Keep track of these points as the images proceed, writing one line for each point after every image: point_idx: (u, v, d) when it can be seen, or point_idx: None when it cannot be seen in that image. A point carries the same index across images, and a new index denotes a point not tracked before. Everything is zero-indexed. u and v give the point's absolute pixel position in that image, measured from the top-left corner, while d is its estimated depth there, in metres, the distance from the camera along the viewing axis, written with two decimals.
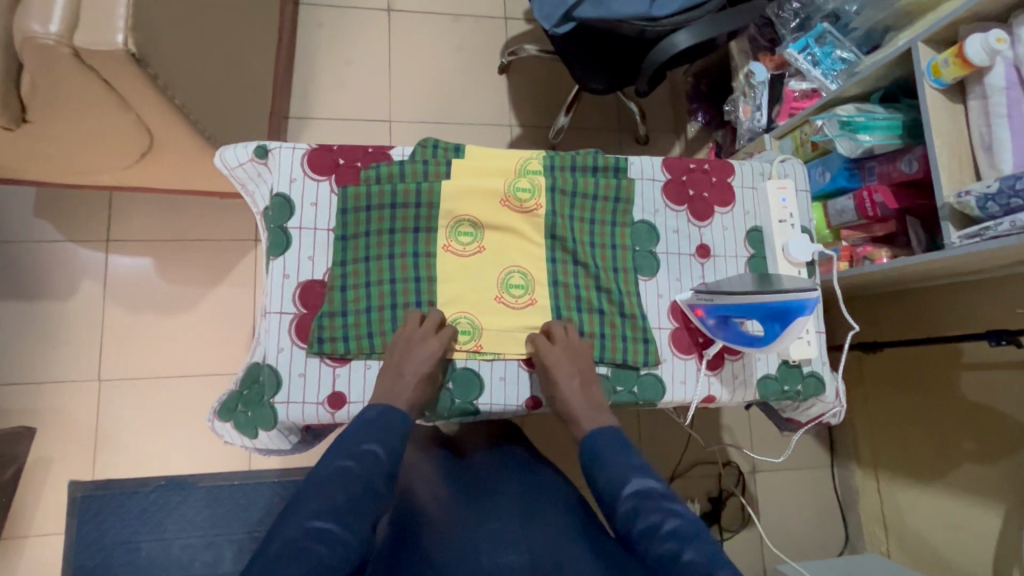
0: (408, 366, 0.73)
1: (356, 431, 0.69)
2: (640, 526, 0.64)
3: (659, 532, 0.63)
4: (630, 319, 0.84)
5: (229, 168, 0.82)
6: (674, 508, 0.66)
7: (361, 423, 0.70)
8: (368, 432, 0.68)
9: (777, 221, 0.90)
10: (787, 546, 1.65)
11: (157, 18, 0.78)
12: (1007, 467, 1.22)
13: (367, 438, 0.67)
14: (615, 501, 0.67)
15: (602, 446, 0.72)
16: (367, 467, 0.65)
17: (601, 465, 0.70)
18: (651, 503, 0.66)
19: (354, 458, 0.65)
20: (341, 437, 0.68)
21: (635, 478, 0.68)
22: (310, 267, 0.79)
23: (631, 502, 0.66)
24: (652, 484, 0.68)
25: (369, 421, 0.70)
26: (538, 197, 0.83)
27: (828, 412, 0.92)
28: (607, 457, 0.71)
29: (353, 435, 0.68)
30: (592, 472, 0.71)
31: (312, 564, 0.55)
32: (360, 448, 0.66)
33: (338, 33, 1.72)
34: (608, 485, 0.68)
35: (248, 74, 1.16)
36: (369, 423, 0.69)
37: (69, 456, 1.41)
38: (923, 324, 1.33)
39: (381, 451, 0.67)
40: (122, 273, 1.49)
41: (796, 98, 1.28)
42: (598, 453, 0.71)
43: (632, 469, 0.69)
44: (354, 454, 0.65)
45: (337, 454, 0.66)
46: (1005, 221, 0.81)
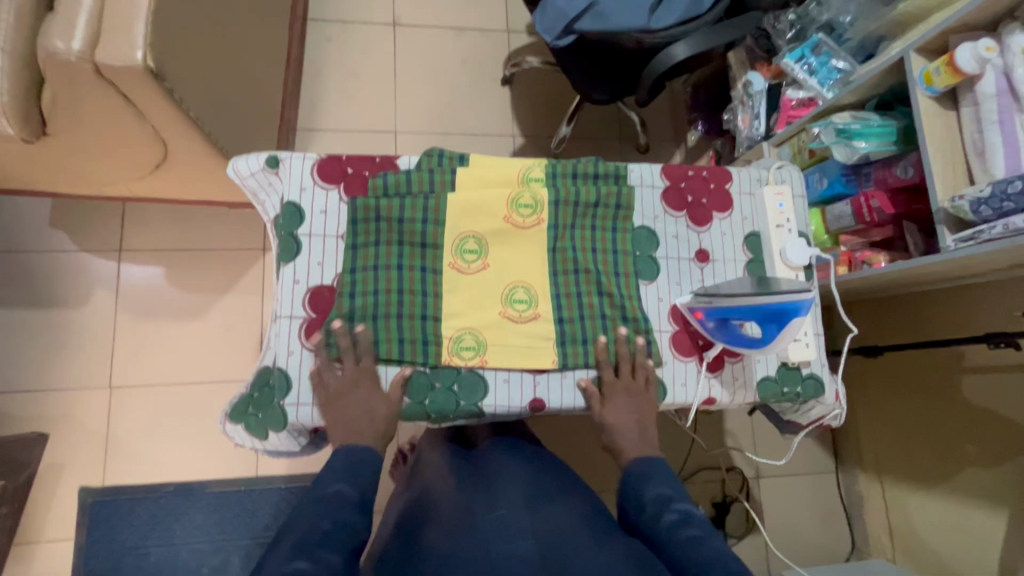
0: None
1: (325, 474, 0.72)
2: (684, 535, 0.71)
3: (700, 541, 0.70)
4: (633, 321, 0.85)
5: (242, 178, 0.85)
6: (711, 529, 0.73)
7: (339, 460, 0.73)
8: (333, 475, 0.71)
9: (775, 226, 0.91)
10: (791, 548, 1.65)
11: (174, 34, 0.81)
12: (1009, 469, 1.22)
13: (335, 479, 0.71)
14: (658, 512, 0.74)
15: (647, 469, 0.79)
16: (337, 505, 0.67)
17: (652, 481, 0.78)
18: (694, 520, 0.73)
19: (320, 502, 0.68)
20: (318, 481, 0.72)
21: (680, 498, 0.76)
22: (320, 273, 0.81)
23: (678, 514, 0.73)
24: (693, 508, 0.75)
25: (344, 458, 0.73)
26: (541, 212, 0.85)
27: (828, 414, 0.93)
28: (658, 475, 0.78)
29: (321, 481, 0.71)
30: (639, 486, 0.78)
31: None
32: (326, 490, 0.69)
33: (345, 47, 1.76)
34: (655, 498, 0.76)
35: (259, 88, 1.20)
36: (341, 461, 0.73)
37: (80, 462, 1.43)
38: (922, 329, 1.34)
39: (348, 488, 0.70)
40: (134, 281, 1.52)
41: (793, 107, 1.31)
42: (642, 473, 0.79)
43: (678, 491, 0.77)
44: (321, 496, 0.69)
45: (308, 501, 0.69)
46: (998, 225, 0.82)
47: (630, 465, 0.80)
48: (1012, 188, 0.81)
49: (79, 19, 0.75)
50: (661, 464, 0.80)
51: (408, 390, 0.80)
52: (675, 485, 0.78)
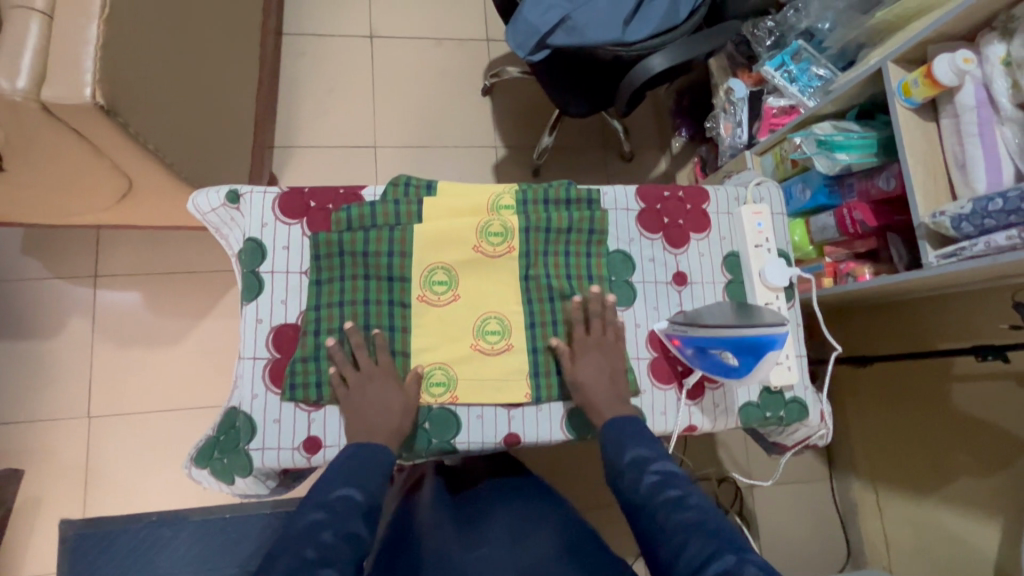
0: (385, 407, 0.74)
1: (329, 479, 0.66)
2: (664, 496, 0.66)
3: (681, 503, 0.65)
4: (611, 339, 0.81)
5: (202, 214, 0.82)
6: (694, 488, 0.68)
7: (341, 465, 0.68)
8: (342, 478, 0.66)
9: (753, 246, 0.89)
10: (785, 559, 1.63)
11: (126, 66, 0.79)
12: (1004, 479, 1.20)
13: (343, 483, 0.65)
14: (638, 475, 0.69)
15: (624, 432, 0.74)
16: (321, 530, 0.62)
17: (632, 442, 0.73)
18: (674, 480, 0.68)
19: (326, 509, 0.62)
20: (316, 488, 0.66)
21: (660, 459, 0.71)
22: (283, 311, 0.78)
23: (659, 476, 0.68)
24: (674, 466, 0.70)
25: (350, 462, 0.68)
26: (511, 239, 0.83)
27: (814, 435, 0.91)
28: (634, 438, 0.73)
29: (323, 486, 0.65)
30: (619, 448, 0.73)
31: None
32: (333, 495, 0.64)
33: (321, 61, 1.73)
34: (635, 461, 0.71)
35: (225, 110, 1.17)
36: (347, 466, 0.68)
37: (61, 496, 1.40)
38: (913, 338, 1.31)
39: (358, 494, 0.65)
40: (110, 307, 1.49)
41: (774, 115, 1.29)
42: (620, 437, 0.74)
43: (659, 452, 0.72)
44: (325, 503, 0.62)
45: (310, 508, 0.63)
46: (980, 242, 0.80)
47: (606, 430, 0.75)
48: (993, 205, 0.78)
49: (24, 55, 0.72)
50: (642, 427, 0.75)
51: None
52: (652, 445, 0.73)
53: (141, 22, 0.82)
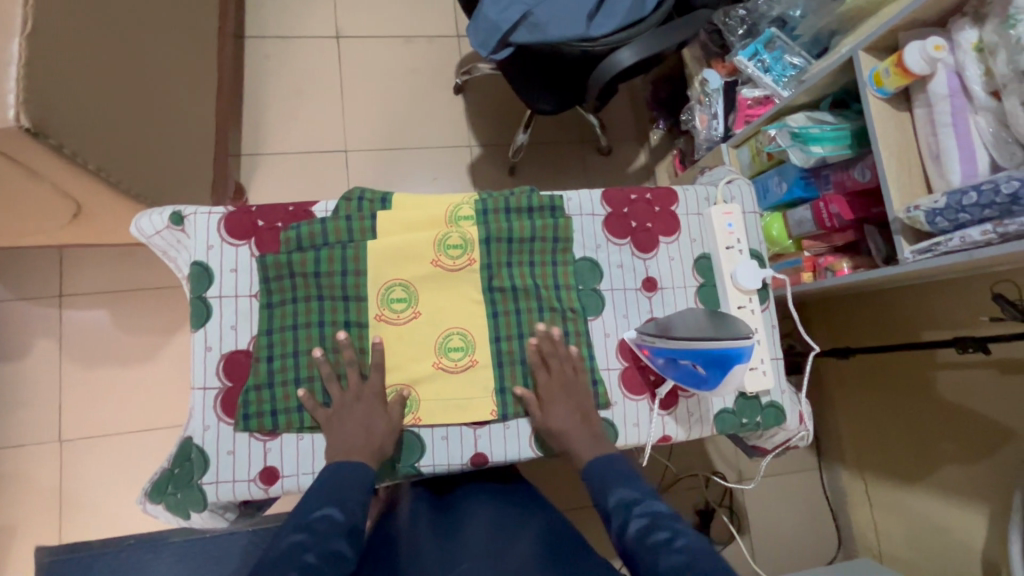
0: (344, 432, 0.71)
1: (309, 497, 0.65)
2: (652, 540, 0.62)
3: (668, 544, 0.61)
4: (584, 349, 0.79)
5: (146, 237, 0.78)
6: (683, 528, 0.64)
7: (320, 485, 0.67)
8: (320, 498, 0.65)
9: (724, 248, 0.86)
10: (775, 551, 1.62)
11: (54, 85, 0.74)
12: (990, 467, 1.19)
13: (323, 504, 0.64)
14: (621, 521, 0.66)
15: (608, 472, 0.71)
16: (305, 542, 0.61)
17: (612, 485, 0.70)
18: (662, 521, 0.64)
19: (307, 531, 0.61)
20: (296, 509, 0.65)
21: (644, 500, 0.67)
22: (234, 337, 0.75)
23: (644, 518, 0.65)
24: (661, 506, 0.67)
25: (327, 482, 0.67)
26: (471, 251, 0.80)
27: (793, 438, 0.89)
28: (613, 479, 0.70)
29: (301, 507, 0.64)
30: (601, 492, 0.70)
31: None
32: (313, 516, 0.63)
33: (286, 64, 1.68)
34: (619, 503, 0.68)
35: (176, 121, 1.12)
36: (326, 484, 0.66)
37: (36, 522, 1.37)
38: (898, 329, 1.29)
39: (339, 513, 0.64)
40: (77, 328, 1.45)
41: (749, 106, 1.26)
42: (603, 476, 0.71)
43: (643, 493, 0.68)
44: (307, 525, 0.62)
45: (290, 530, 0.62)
46: (955, 237, 0.78)
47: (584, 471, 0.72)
48: (967, 199, 0.76)
49: None
50: (620, 466, 0.72)
51: None
52: (639, 486, 0.69)
53: (68, 37, 0.77)
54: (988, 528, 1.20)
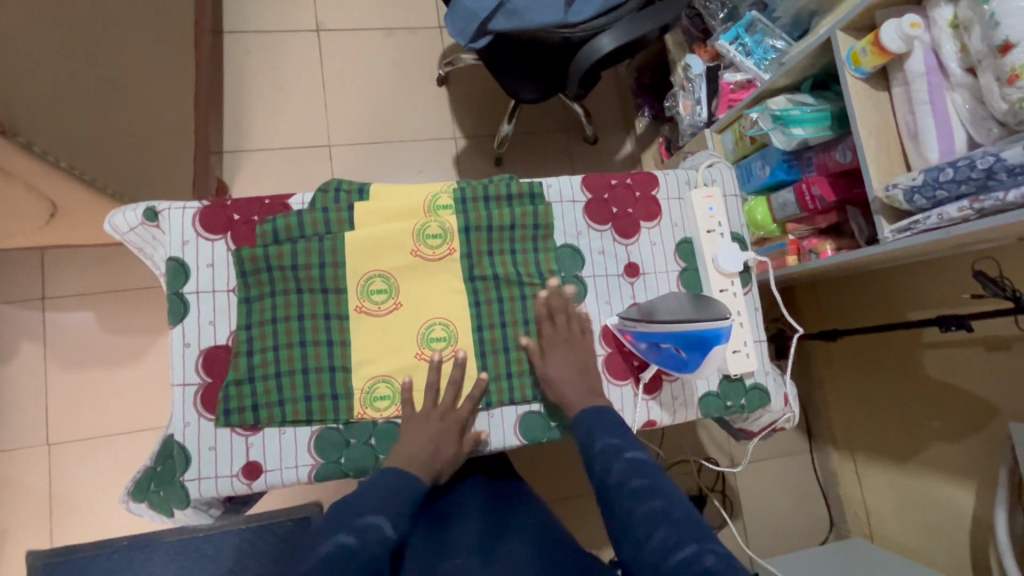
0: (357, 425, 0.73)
1: (360, 498, 0.67)
2: (631, 488, 0.65)
3: (645, 493, 0.64)
4: (575, 334, 0.79)
5: (121, 234, 0.77)
6: (661, 479, 0.66)
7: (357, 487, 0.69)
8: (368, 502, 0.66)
9: (705, 232, 0.86)
10: (768, 533, 1.64)
11: (18, 81, 0.73)
12: (977, 444, 1.20)
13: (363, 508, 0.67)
14: (605, 464, 0.68)
15: (596, 420, 0.72)
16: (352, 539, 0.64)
17: (599, 429, 0.71)
18: (646, 468, 0.67)
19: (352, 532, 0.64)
20: (342, 507, 0.67)
21: (631, 446, 0.69)
22: (212, 333, 0.74)
23: (629, 465, 0.67)
24: (643, 454, 0.69)
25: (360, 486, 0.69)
26: (451, 240, 0.79)
27: (779, 420, 0.89)
28: (601, 422, 0.72)
29: (349, 508, 0.66)
30: (587, 436, 0.71)
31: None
32: (362, 520, 0.64)
33: (266, 59, 1.66)
34: (606, 449, 0.69)
35: (152, 117, 1.11)
36: (374, 489, 0.68)
37: (26, 527, 1.36)
38: (884, 309, 1.30)
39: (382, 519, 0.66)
40: (62, 330, 1.43)
41: (732, 90, 1.25)
42: (590, 426, 0.72)
43: (631, 440, 0.70)
44: (356, 528, 0.64)
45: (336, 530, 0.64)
46: (933, 214, 0.78)
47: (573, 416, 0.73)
48: (943, 175, 0.76)
49: None
50: (608, 412, 0.73)
51: (320, 450, 0.74)
52: (624, 433, 0.71)
53: (33, 32, 0.76)
54: (976, 504, 1.22)
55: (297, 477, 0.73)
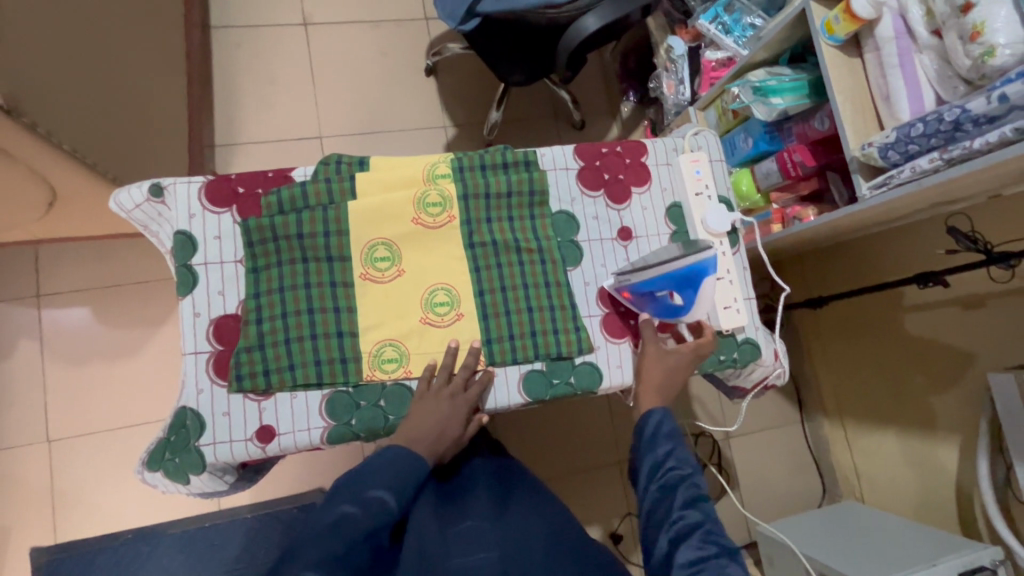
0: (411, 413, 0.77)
1: (372, 470, 0.72)
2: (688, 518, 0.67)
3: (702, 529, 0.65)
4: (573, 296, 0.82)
5: (126, 211, 0.78)
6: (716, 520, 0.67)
7: (370, 462, 0.73)
8: (375, 477, 0.71)
9: (693, 195, 0.90)
10: (764, 503, 1.68)
11: (19, 63, 0.74)
12: (960, 400, 1.25)
13: (375, 484, 0.70)
14: (673, 479, 0.70)
15: (659, 431, 0.74)
16: (372, 513, 0.68)
17: (673, 444, 0.73)
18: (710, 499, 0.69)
19: (360, 504, 0.68)
20: (353, 479, 0.72)
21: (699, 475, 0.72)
22: (221, 302, 0.76)
23: (699, 493, 0.69)
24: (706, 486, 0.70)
25: (377, 462, 0.72)
26: (450, 208, 0.82)
27: (770, 374, 0.93)
28: (676, 437, 0.74)
29: (359, 481, 0.71)
30: (660, 449, 0.72)
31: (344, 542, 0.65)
32: (368, 494, 0.69)
33: (255, 53, 1.67)
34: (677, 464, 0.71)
35: (144, 106, 1.12)
36: (385, 463, 0.72)
37: (27, 525, 1.35)
38: (866, 274, 1.35)
39: (390, 497, 0.70)
40: (59, 327, 1.43)
41: (714, 68, 1.30)
42: (658, 434, 0.74)
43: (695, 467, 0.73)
44: (359, 500, 0.69)
45: (342, 500, 0.69)
46: (907, 168, 0.82)
47: (646, 421, 0.75)
48: (915, 130, 0.80)
49: None
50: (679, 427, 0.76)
51: (332, 413, 0.76)
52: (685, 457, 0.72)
53: (33, 15, 0.77)
54: (960, 458, 1.27)
55: (309, 439, 0.75)
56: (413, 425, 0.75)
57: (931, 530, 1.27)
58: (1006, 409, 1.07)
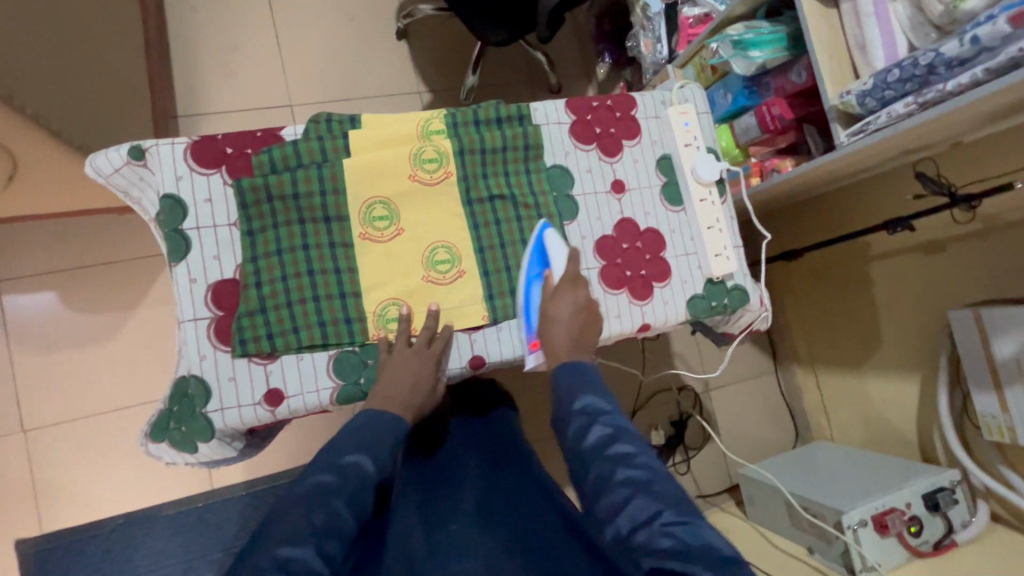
0: (398, 368, 0.75)
1: (348, 437, 0.72)
2: (612, 453, 0.65)
3: (626, 459, 0.64)
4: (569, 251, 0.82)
5: (105, 176, 0.74)
6: (641, 448, 0.66)
7: (351, 430, 0.73)
8: (353, 440, 0.72)
9: (683, 146, 0.92)
10: (743, 449, 1.77)
11: None
12: (922, 339, 1.34)
13: (350, 449, 0.71)
14: (586, 422, 0.68)
15: (575, 378, 0.72)
16: (353, 480, 0.69)
17: (585, 391, 0.71)
18: (624, 435, 0.66)
19: (337, 472, 0.69)
20: (330, 447, 0.72)
21: (610, 412, 0.69)
22: (218, 267, 0.74)
23: (609, 431, 0.67)
24: (626, 420, 0.69)
25: (362, 425, 0.73)
26: (447, 164, 0.81)
27: (757, 318, 0.97)
28: (585, 386, 0.71)
29: (334, 449, 0.72)
30: (571, 402, 0.70)
31: (332, 510, 0.66)
32: (343, 461, 0.70)
33: (214, 17, 1.58)
34: (584, 410, 0.69)
35: (104, 68, 1.06)
36: (364, 428, 0.73)
37: (9, 516, 1.30)
38: (838, 225, 1.42)
39: (368, 462, 0.71)
40: (24, 312, 1.36)
41: (691, 24, 1.31)
42: (573, 384, 0.72)
43: (611, 404, 0.70)
44: (336, 467, 0.69)
45: (319, 469, 0.70)
46: (883, 114, 0.86)
47: (558, 376, 0.73)
48: (891, 77, 0.84)
49: None
50: (589, 373, 0.73)
51: (339, 372, 0.76)
52: (604, 393, 0.71)
53: None
54: (921, 392, 1.37)
55: (319, 400, 0.75)
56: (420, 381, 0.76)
57: (897, 460, 1.37)
58: (964, 341, 1.16)
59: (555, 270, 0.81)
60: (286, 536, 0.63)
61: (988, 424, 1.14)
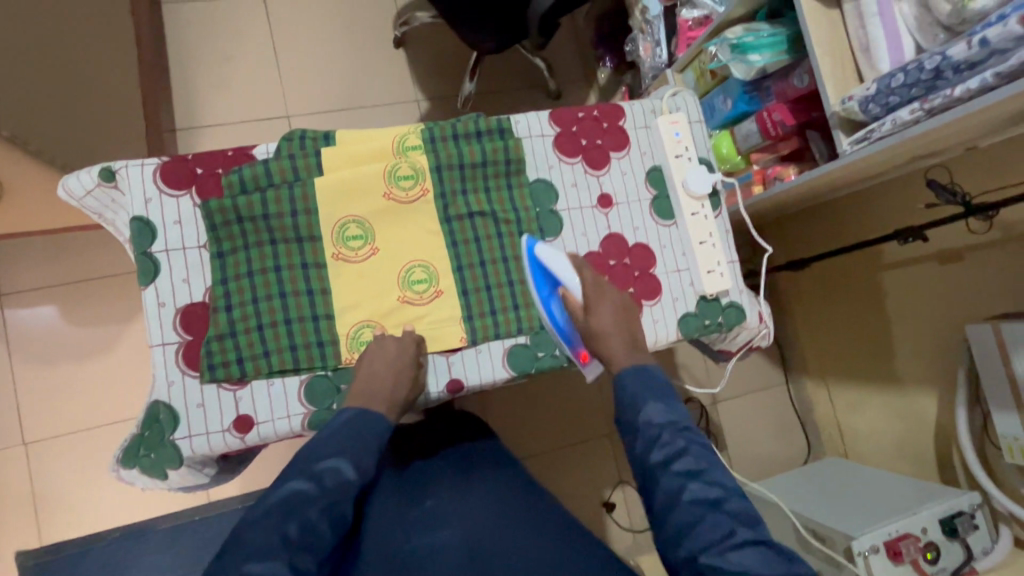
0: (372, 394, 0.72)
1: (327, 440, 0.68)
2: (681, 469, 0.63)
3: (698, 476, 0.62)
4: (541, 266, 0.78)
5: (77, 199, 0.73)
6: (711, 463, 0.64)
7: (331, 429, 0.69)
8: (333, 444, 0.67)
9: (674, 157, 0.88)
10: (752, 465, 1.71)
11: None
12: (939, 354, 1.27)
13: (330, 454, 0.67)
14: (653, 435, 0.66)
15: (637, 388, 0.70)
16: (328, 489, 0.65)
17: (654, 400, 0.68)
18: (693, 450, 0.64)
19: (314, 480, 0.65)
20: (304, 450, 0.68)
21: (679, 424, 0.66)
22: (187, 291, 0.73)
23: (679, 444, 0.65)
24: (694, 431, 0.67)
25: (345, 426, 0.69)
26: (423, 180, 0.79)
27: (755, 336, 0.93)
28: (651, 394, 0.69)
29: (310, 452, 0.67)
30: (637, 412, 0.68)
31: (307, 523, 0.63)
32: (320, 466, 0.66)
33: (210, 29, 1.58)
34: (651, 422, 0.66)
35: (92, 84, 1.06)
36: (347, 428, 0.69)
37: (10, 529, 1.32)
38: (848, 232, 1.35)
39: (347, 468, 0.66)
40: (25, 326, 1.37)
41: (690, 28, 1.26)
42: (638, 389, 0.70)
43: (680, 414, 0.68)
44: (313, 474, 0.65)
45: (294, 474, 0.66)
46: (887, 121, 0.81)
47: (626, 380, 0.71)
48: (895, 82, 0.78)
49: None
50: (655, 379, 0.71)
51: (310, 398, 0.74)
52: (668, 401, 0.69)
53: None
54: (939, 409, 1.30)
55: (290, 427, 0.73)
56: (394, 405, 0.73)
57: (915, 480, 1.30)
58: (982, 358, 1.09)
59: (569, 280, 0.77)
60: (253, 550, 0.60)
61: (1009, 446, 1.07)
